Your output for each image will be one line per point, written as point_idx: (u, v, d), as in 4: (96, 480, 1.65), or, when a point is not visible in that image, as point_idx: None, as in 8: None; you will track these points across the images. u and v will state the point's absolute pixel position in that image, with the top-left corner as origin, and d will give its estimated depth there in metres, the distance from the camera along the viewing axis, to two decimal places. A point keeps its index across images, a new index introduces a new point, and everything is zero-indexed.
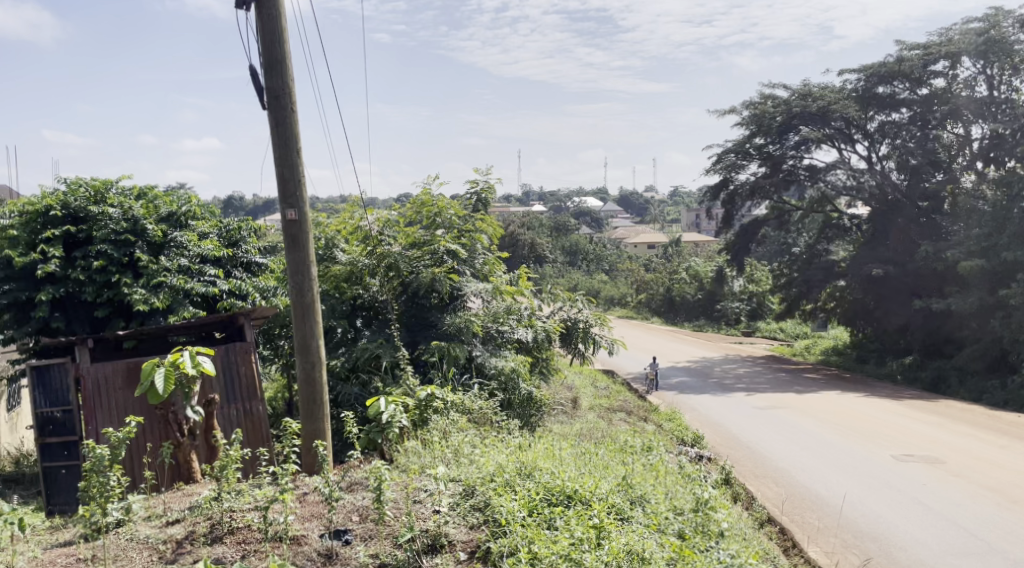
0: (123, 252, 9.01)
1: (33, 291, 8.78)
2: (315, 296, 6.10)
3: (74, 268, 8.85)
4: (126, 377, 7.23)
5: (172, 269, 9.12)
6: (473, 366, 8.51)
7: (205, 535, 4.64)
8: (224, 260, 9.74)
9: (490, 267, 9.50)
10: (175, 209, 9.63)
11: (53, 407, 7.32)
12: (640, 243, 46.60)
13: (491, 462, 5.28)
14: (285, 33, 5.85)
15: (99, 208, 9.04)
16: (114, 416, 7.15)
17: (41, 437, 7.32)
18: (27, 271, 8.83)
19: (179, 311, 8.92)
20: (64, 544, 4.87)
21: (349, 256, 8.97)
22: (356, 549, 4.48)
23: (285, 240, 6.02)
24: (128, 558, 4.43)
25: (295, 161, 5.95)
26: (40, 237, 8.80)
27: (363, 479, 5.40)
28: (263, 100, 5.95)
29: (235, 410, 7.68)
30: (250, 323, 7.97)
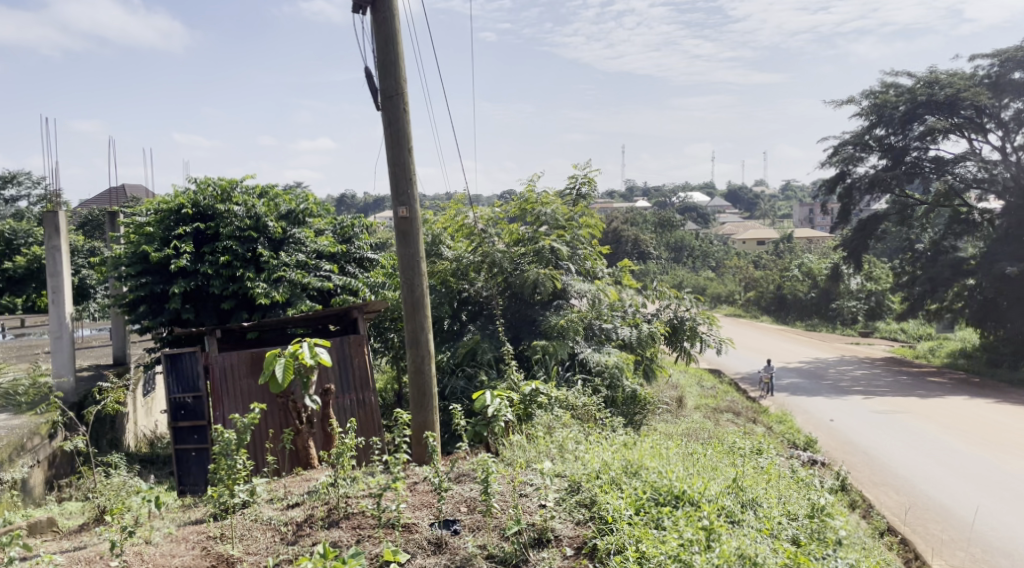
0: (247, 247, 9.48)
1: (166, 284, 9.36)
2: (424, 291, 6.24)
3: (202, 262, 9.36)
4: (249, 366, 7.74)
5: (290, 264, 9.55)
6: (577, 362, 8.54)
7: (322, 519, 4.84)
8: (338, 256, 10.11)
9: (592, 263, 9.53)
10: (294, 206, 10.05)
11: (184, 392, 7.77)
12: (749, 240, 45.29)
13: (597, 459, 5.26)
14: (398, 35, 6.02)
15: (225, 206, 9.54)
16: (239, 403, 7.66)
17: (174, 421, 7.78)
18: (161, 265, 9.42)
19: (297, 305, 9.32)
20: (195, 522, 5.18)
21: (454, 253, 9.20)
22: (464, 540, 4.56)
23: (396, 236, 6.20)
24: (253, 538, 4.67)
25: (407, 160, 6.10)
26: (173, 233, 9.40)
27: (470, 471, 5.51)
28: (377, 100, 6.14)
29: (349, 400, 7.97)
30: (363, 316, 8.24)
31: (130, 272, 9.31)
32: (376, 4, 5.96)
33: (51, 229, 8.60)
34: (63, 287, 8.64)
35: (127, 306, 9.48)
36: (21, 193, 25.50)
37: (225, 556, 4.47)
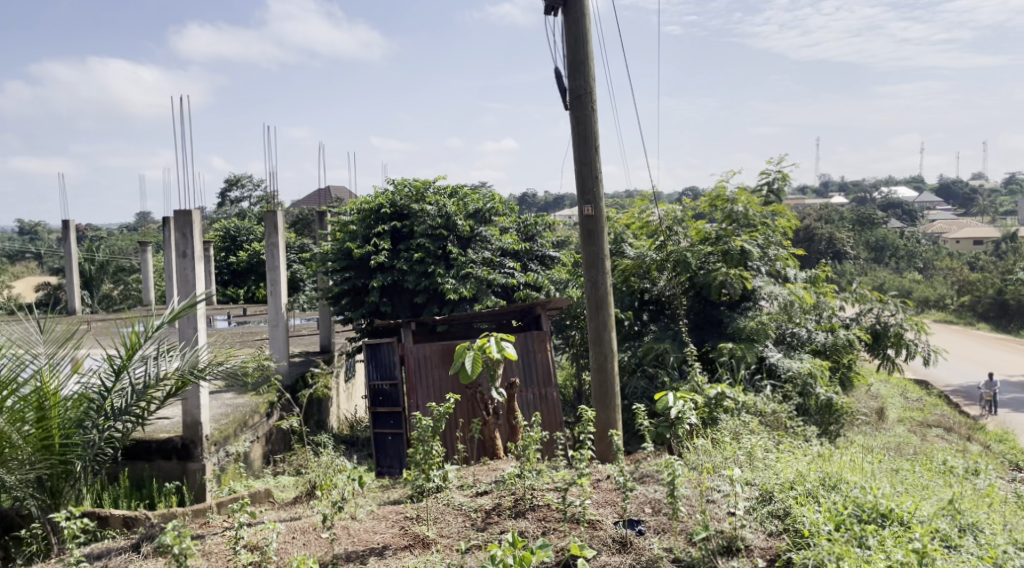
0: (438, 245, 9.93)
1: (367, 279, 10.02)
2: (608, 289, 6.24)
3: (399, 258, 9.91)
4: (441, 357, 8.10)
5: (478, 261, 9.87)
6: (766, 367, 8.15)
7: (510, 508, 4.96)
8: (521, 254, 10.31)
9: (784, 264, 9.10)
10: (481, 205, 10.34)
11: (382, 379, 8.29)
12: (964, 239, 41.33)
13: (790, 469, 5.05)
14: (588, 35, 6.05)
15: (419, 206, 10.04)
16: (433, 392, 8.01)
17: (372, 406, 8.31)
18: (362, 261, 10.08)
19: (483, 301, 9.56)
20: (393, 502, 5.50)
21: (636, 251, 9.07)
22: (650, 541, 4.52)
23: (581, 235, 6.24)
24: (446, 521, 4.88)
25: (593, 159, 6.12)
26: (373, 231, 10.04)
27: (655, 472, 5.44)
28: (566, 100, 6.20)
29: (533, 394, 8.14)
30: (547, 312, 8.37)
31: (336, 267, 10.06)
32: (567, 4, 6.03)
33: (271, 228, 9.45)
34: (279, 279, 9.44)
35: (333, 298, 10.26)
36: (246, 195, 28.23)
37: (421, 536, 4.69)
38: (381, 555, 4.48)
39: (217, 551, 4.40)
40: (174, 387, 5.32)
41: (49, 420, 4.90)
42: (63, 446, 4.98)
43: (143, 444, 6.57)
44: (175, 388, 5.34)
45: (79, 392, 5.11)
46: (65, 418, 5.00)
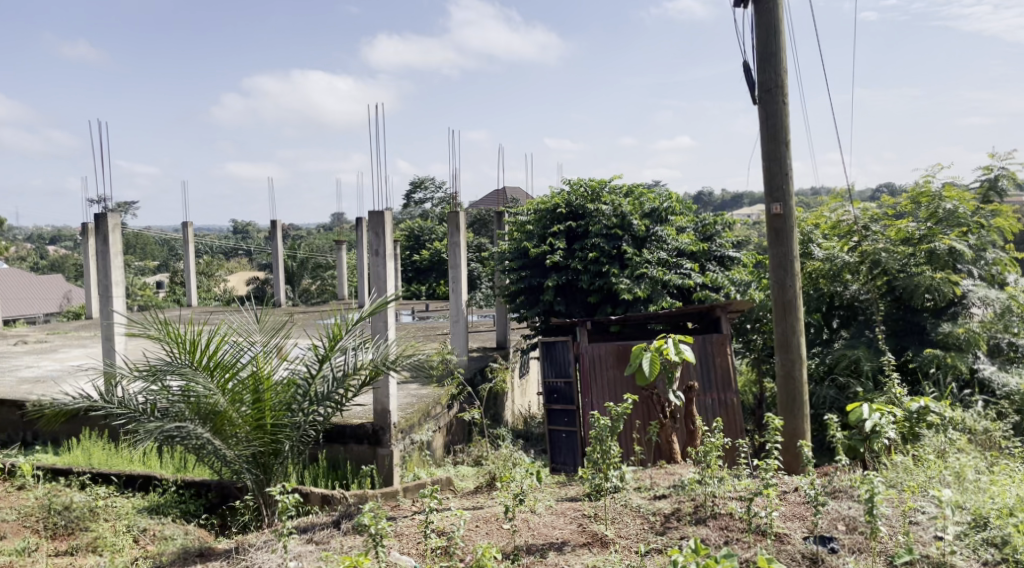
0: (613, 244, 9.85)
1: (542, 278, 10.14)
2: (797, 292, 5.94)
3: (573, 258, 9.96)
4: (617, 357, 8.03)
5: (653, 261, 9.70)
6: (976, 381, 7.53)
7: (690, 514, 4.85)
8: (699, 254, 9.99)
9: (1002, 269, 8.21)
10: (657, 204, 10.18)
11: (557, 377, 8.38)
12: None
13: (1008, 494, 4.59)
14: (781, 26, 5.80)
15: (595, 205, 10.04)
16: (608, 392, 7.96)
17: (548, 403, 8.41)
18: (538, 260, 10.23)
19: (658, 302, 9.43)
20: (572, 499, 5.52)
21: (826, 252, 8.53)
22: (844, 560, 4.27)
23: (769, 235, 5.98)
24: (624, 523, 4.84)
25: (783, 155, 5.86)
26: (549, 231, 10.18)
27: (849, 488, 5.11)
28: (755, 94, 5.98)
29: (710, 399, 7.93)
30: (727, 315, 8.12)
31: (513, 265, 10.28)
32: None
33: (454, 226, 9.84)
34: (460, 276, 9.75)
35: (509, 297, 10.48)
36: (428, 197, 29.48)
37: (600, 535, 4.69)
38: (560, 550, 4.53)
39: (407, 533, 4.63)
40: (368, 376, 5.65)
41: (263, 403, 5.39)
42: (273, 427, 5.46)
43: (338, 429, 7.02)
44: (369, 377, 5.66)
45: (288, 378, 5.54)
46: (277, 401, 5.46)
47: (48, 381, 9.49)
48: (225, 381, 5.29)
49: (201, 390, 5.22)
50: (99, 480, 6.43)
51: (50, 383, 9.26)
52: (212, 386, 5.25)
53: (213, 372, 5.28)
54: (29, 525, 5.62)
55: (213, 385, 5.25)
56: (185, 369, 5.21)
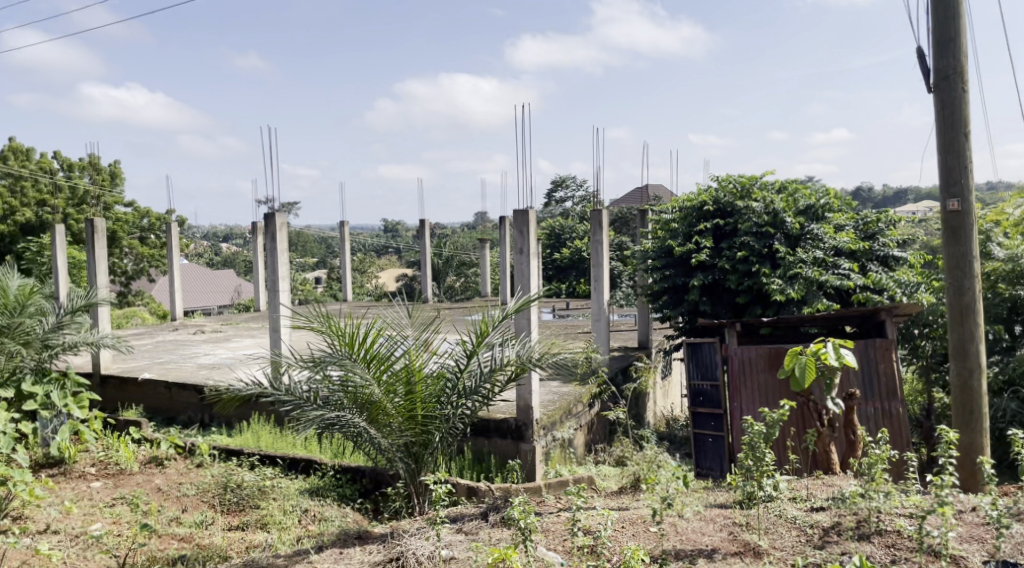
0: (763, 243, 9.46)
1: (686, 278, 9.87)
2: (977, 295, 5.49)
3: (721, 257, 9.65)
4: (768, 360, 7.70)
5: (808, 261, 9.24)
6: None
7: (852, 529, 4.59)
8: (859, 254, 9.41)
9: None
10: (814, 201, 9.71)
11: (703, 379, 8.15)
12: None
13: None
14: (961, 8, 5.38)
15: (744, 203, 9.72)
16: (757, 397, 7.65)
17: (693, 406, 8.21)
18: (682, 259, 9.98)
19: (813, 304, 8.99)
20: (721, 505, 5.36)
21: (1008, 251, 7.90)
22: None
23: (943, 233, 5.56)
24: (778, 534, 4.64)
25: (963, 147, 5.43)
26: (695, 229, 9.92)
27: None
28: (930, 82, 5.56)
29: (872, 408, 7.48)
30: (892, 318, 7.60)
31: (657, 264, 10.08)
32: None
33: (597, 224, 9.81)
34: (602, 274, 9.68)
35: (652, 296, 10.30)
36: (570, 195, 29.53)
37: (752, 545, 4.53)
38: (710, 558, 4.41)
39: (553, 530, 4.65)
40: (514, 373, 5.72)
41: (414, 394, 5.57)
42: (425, 418, 5.62)
43: (483, 424, 7.15)
44: (516, 373, 5.72)
45: (438, 370, 5.70)
46: (427, 393, 5.63)
47: (222, 367, 10.27)
48: (380, 372, 5.50)
49: (359, 380, 5.47)
50: (266, 461, 6.88)
51: (223, 370, 10.01)
52: (368, 376, 5.48)
53: (370, 363, 5.49)
54: (207, 500, 6.10)
55: (369, 375, 5.48)
56: (345, 360, 5.44)
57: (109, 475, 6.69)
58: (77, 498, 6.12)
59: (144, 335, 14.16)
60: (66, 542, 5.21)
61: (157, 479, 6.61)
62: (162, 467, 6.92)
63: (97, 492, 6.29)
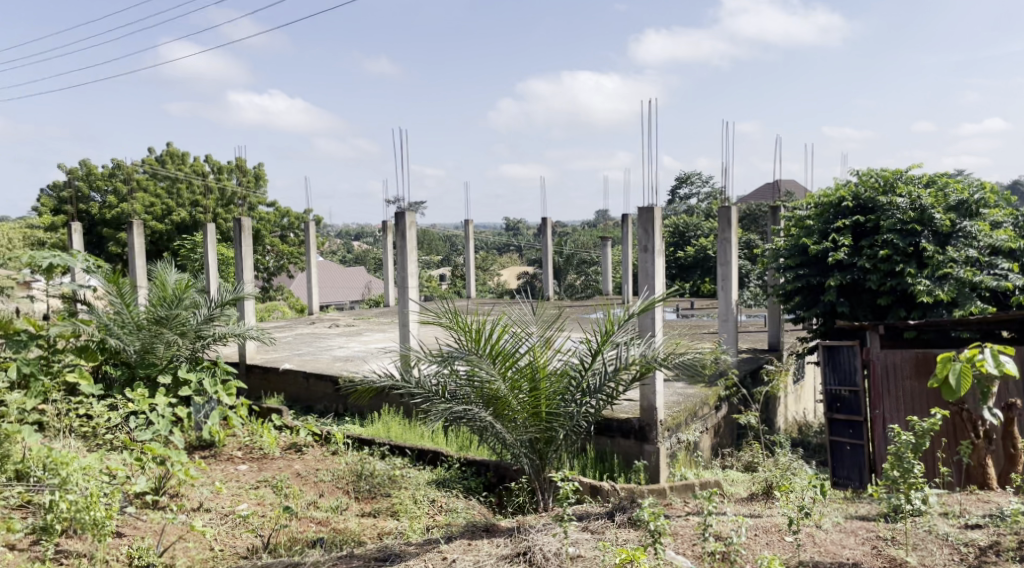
0: (908, 241, 8.88)
1: (822, 277, 9.43)
2: None
3: (861, 256, 9.14)
4: (915, 367, 7.30)
5: (959, 260, 8.69)
6: None
7: (1012, 550, 4.26)
8: (1018, 253, 8.80)
9: None
10: (966, 196, 9.03)
11: (841, 385, 7.76)
12: None
13: None
14: None
15: (888, 198, 9.15)
16: (902, 406, 7.32)
17: (829, 413, 7.81)
18: (817, 258, 9.55)
19: (965, 307, 8.49)
20: (863, 517, 5.09)
21: None
22: None
23: None
24: (928, 550, 4.36)
25: None
26: (832, 226, 9.46)
27: None
28: None
29: None
30: None
31: (790, 263, 9.69)
32: None
33: (725, 222, 9.51)
34: (731, 273, 9.39)
35: (784, 296, 9.90)
36: (694, 192, 28.94)
37: (898, 561, 4.28)
38: None
39: (683, 533, 4.56)
40: (639, 372, 5.63)
41: (539, 391, 5.58)
42: (549, 415, 5.64)
43: (606, 422, 7.10)
44: (640, 372, 5.64)
45: (562, 367, 5.68)
46: (552, 390, 5.63)
47: (355, 360, 10.69)
48: (505, 368, 5.57)
49: (485, 375, 5.56)
50: (396, 452, 7.10)
51: (356, 363, 10.42)
52: (494, 372, 5.56)
53: (496, 359, 5.56)
54: (342, 486, 6.37)
55: (495, 371, 5.55)
56: (471, 355, 5.54)
57: (254, 459, 7.11)
58: (225, 479, 6.52)
59: (284, 328, 14.95)
60: (216, 520, 5.57)
61: (297, 464, 6.95)
62: (301, 453, 7.28)
63: (243, 474, 6.68)
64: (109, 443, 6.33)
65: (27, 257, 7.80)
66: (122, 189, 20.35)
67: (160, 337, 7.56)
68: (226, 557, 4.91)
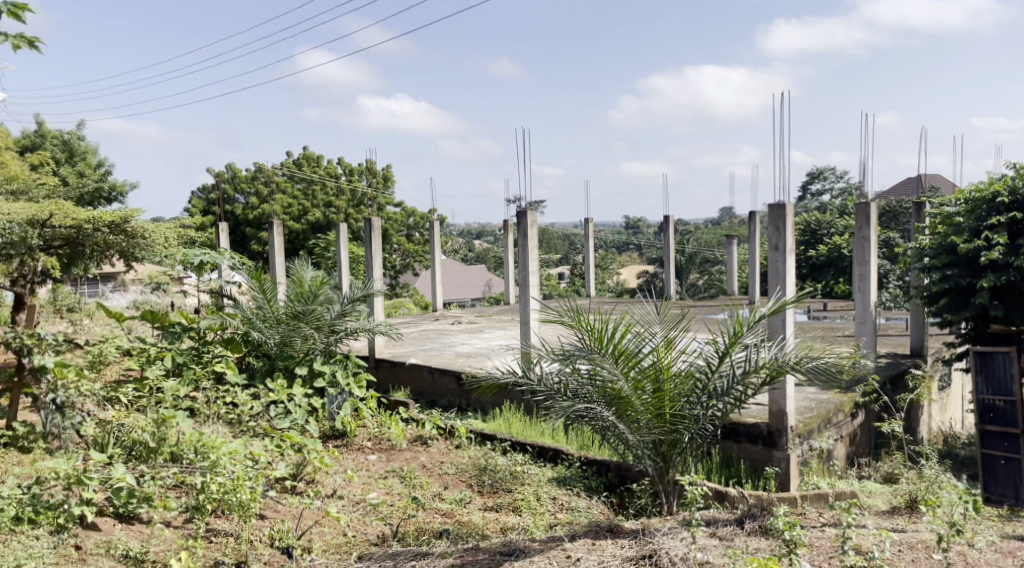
0: None
1: (973, 278, 8.81)
2: None
3: (1018, 256, 8.47)
4: None
5: None
6: None
7: None
8: None
9: None
10: None
11: (995, 395, 7.06)
12: None
13: None
14: None
15: None
16: None
17: (981, 424, 7.14)
18: (968, 257, 8.92)
19: None
20: (1021, 538, 4.72)
21: None
22: None
23: None
24: None
25: None
26: (985, 224, 8.81)
27: None
28: None
29: None
30: None
31: (936, 263, 9.12)
32: None
33: (863, 220, 8.98)
34: (869, 274, 8.93)
35: (930, 298, 9.34)
36: (827, 188, 27.75)
37: None
38: None
39: (819, 545, 4.38)
40: (769, 376, 5.45)
41: (663, 392, 5.48)
42: (673, 417, 5.52)
43: (732, 427, 6.90)
44: (771, 376, 5.46)
45: (687, 369, 5.57)
46: (676, 392, 5.52)
47: (478, 356, 10.88)
48: (628, 368, 5.51)
49: (608, 375, 5.52)
50: (517, 448, 7.16)
51: (480, 359, 10.61)
52: (616, 372, 5.51)
53: (618, 359, 5.51)
54: (465, 480, 6.49)
55: (618, 371, 5.50)
56: (594, 355, 5.52)
57: (383, 450, 7.35)
58: (357, 468, 6.78)
59: (411, 324, 15.41)
60: (349, 506, 5.81)
61: (423, 456, 7.14)
62: (426, 446, 7.47)
63: (372, 464, 6.93)
64: (252, 429, 6.71)
65: (181, 254, 8.41)
66: (263, 191, 21.56)
67: (298, 331, 7.97)
68: (358, 543, 5.10)
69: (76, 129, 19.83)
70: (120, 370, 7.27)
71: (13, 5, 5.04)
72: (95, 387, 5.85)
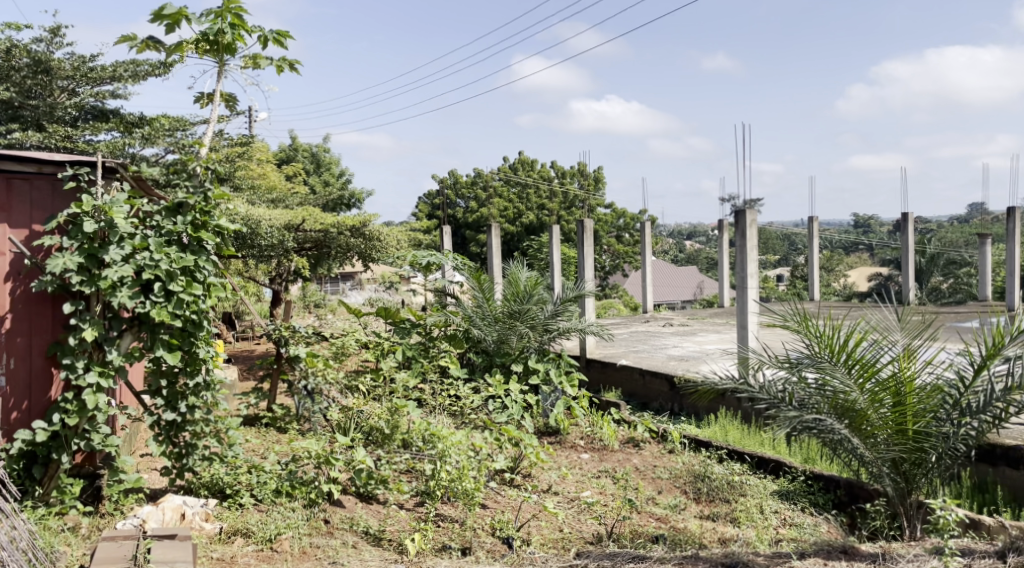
0: None
1: None
2: None
3: None
4: None
5: None
6: None
7: None
8: None
9: None
10: None
11: None
12: None
13: None
14: None
15: None
16: None
17: None
18: None
19: None
20: None
21: None
22: None
23: None
24: None
25: None
26: None
27: None
28: None
29: None
30: None
31: None
32: None
33: None
34: None
35: None
36: None
37: None
38: None
39: None
40: None
41: (904, 406, 5.05)
42: (917, 434, 5.06)
43: (988, 448, 6.20)
44: None
45: (933, 383, 5.08)
46: (921, 407, 5.06)
47: (692, 359, 10.63)
48: (864, 380, 5.13)
49: (840, 386, 5.18)
50: (734, 457, 6.91)
51: (695, 362, 10.38)
52: (850, 382, 5.15)
53: (853, 368, 5.16)
54: (680, 486, 6.37)
55: (851, 381, 5.14)
56: (824, 363, 5.23)
57: (595, 450, 7.40)
58: (571, 466, 6.88)
59: (622, 325, 15.39)
60: (564, 503, 5.90)
61: (635, 459, 7.11)
62: (638, 448, 7.43)
63: (585, 463, 6.99)
64: (473, 421, 7.00)
65: (409, 256, 8.98)
66: (482, 195, 22.51)
67: (513, 329, 8.25)
68: (574, 540, 5.16)
69: (321, 143, 21.88)
70: (358, 362, 7.88)
71: (278, 33, 5.71)
72: (338, 376, 6.39)
